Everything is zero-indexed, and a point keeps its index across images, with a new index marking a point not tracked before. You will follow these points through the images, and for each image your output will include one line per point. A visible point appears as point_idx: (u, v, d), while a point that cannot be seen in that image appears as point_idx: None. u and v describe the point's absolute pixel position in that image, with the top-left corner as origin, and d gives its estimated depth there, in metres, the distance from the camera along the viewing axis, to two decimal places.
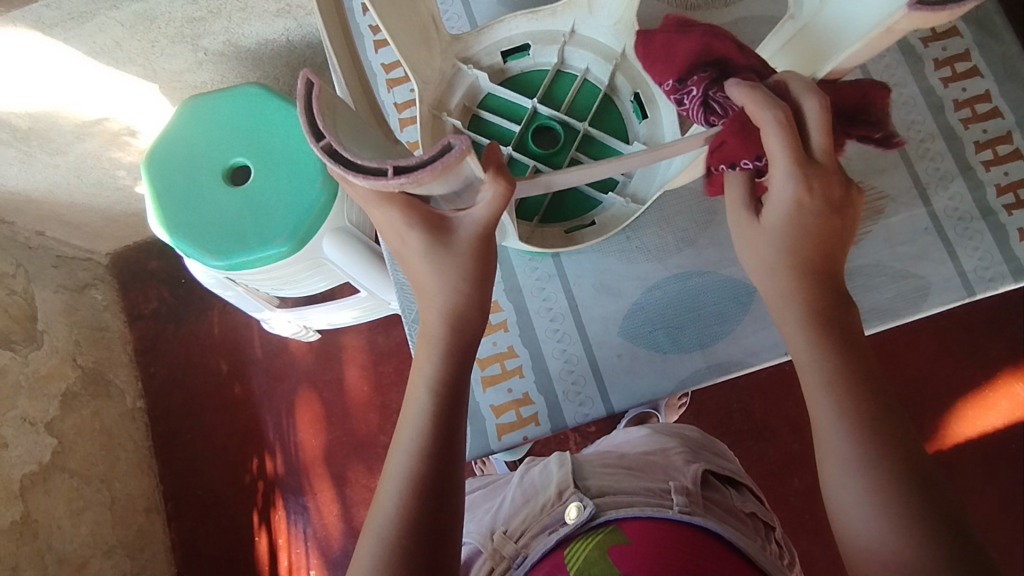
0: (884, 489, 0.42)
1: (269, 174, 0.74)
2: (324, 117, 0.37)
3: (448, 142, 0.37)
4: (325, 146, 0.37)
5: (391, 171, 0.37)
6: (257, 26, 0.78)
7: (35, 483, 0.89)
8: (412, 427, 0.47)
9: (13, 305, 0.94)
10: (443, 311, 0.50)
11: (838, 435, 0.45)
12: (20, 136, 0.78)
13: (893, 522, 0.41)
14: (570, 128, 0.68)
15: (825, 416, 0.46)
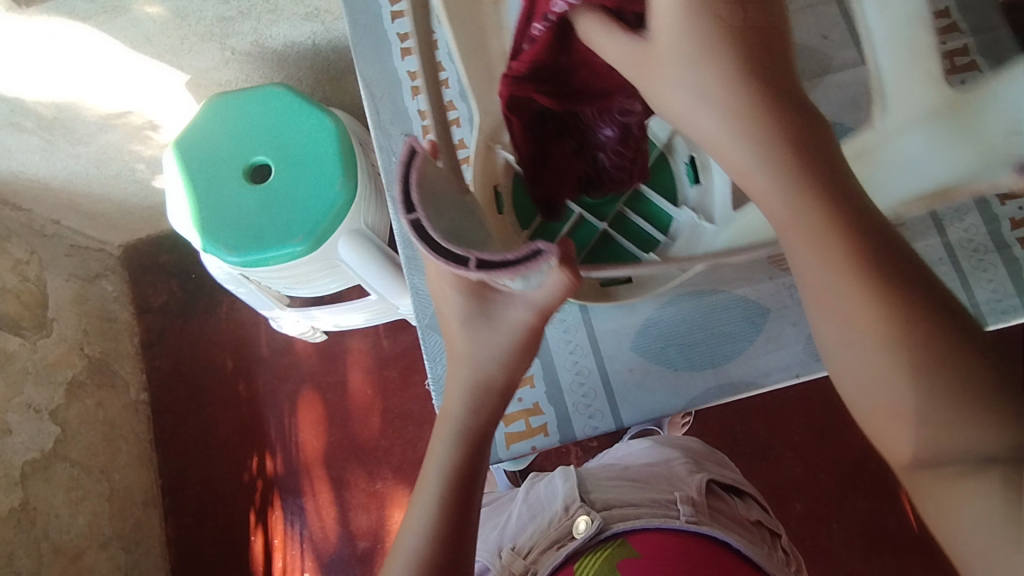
0: (932, 362, 0.27)
1: (289, 173, 0.74)
2: (419, 194, 0.38)
3: (535, 247, 0.38)
4: (414, 221, 0.38)
5: (472, 262, 0.38)
6: (284, 28, 0.79)
7: (36, 471, 0.89)
8: (422, 509, 0.41)
9: (25, 292, 0.94)
10: (468, 383, 0.43)
11: (838, 291, 0.29)
12: (44, 125, 0.80)
13: (955, 411, 0.26)
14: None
15: (824, 273, 0.29)
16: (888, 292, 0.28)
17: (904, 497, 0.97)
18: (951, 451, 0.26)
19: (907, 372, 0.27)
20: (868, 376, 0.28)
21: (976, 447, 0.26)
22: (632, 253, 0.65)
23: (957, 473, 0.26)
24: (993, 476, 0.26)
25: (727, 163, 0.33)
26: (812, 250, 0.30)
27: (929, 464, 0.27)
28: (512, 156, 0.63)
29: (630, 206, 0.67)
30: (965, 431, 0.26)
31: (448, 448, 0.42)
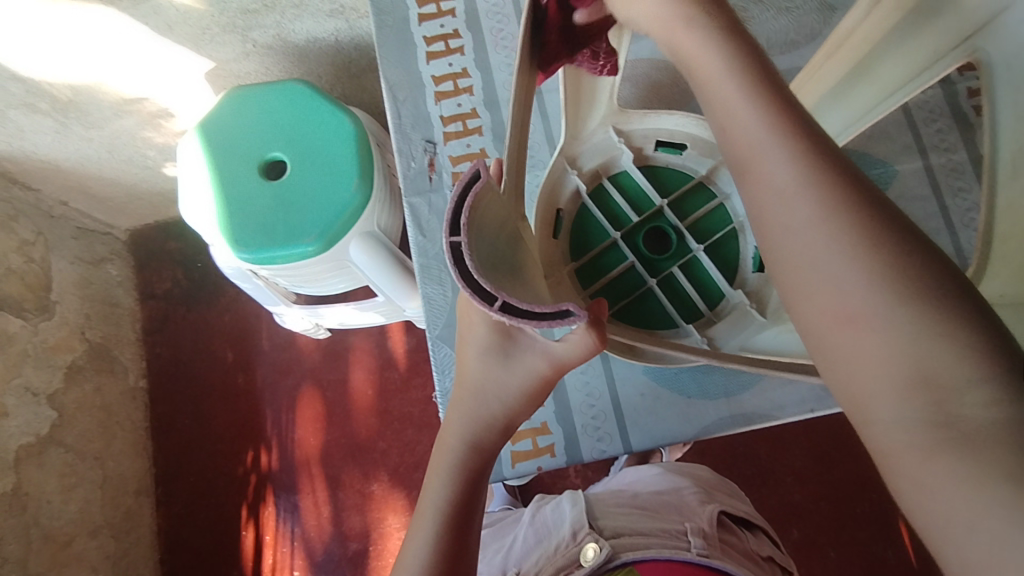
0: (897, 268, 0.24)
1: (304, 171, 0.73)
2: (472, 216, 0.33)
3: (566, 308, 0.33)
4: (453, 243, 0.32)
5: (498, 305, 0.32)
6: (308, 23, 0.78)
7: (29, 455, 0.88)
8: (420, 544, 0.41)
9: (29, 273, 0.93)
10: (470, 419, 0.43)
11: (797, 194, 0.27)
12: (59, 107, 0.79)
13: (923, 325, 0.23)
14: (684, 243, 0.64)
15: (784, 181, 0.27)
16: (835, 190, 0.26)
17: (904, 530, 0.95)
18: (929, 377, 0.23)
19: (869, 283, 0.25)
20: (831, 293, 0.26)
21: (954, 364, 0.23)
22: (671, 316, 0.62)
23: (946, 416, 0.22)
24: (977, 409, 0.22)
25: (687, 65, 0.32)
26: (755, 146, 0.29)
27: (906, 404, 0.23)
28: (582, 186, 0.63)
29: (685, 271, 0.63)
30: (940, 349, 0.23)
31: (446, 487, 0.42)
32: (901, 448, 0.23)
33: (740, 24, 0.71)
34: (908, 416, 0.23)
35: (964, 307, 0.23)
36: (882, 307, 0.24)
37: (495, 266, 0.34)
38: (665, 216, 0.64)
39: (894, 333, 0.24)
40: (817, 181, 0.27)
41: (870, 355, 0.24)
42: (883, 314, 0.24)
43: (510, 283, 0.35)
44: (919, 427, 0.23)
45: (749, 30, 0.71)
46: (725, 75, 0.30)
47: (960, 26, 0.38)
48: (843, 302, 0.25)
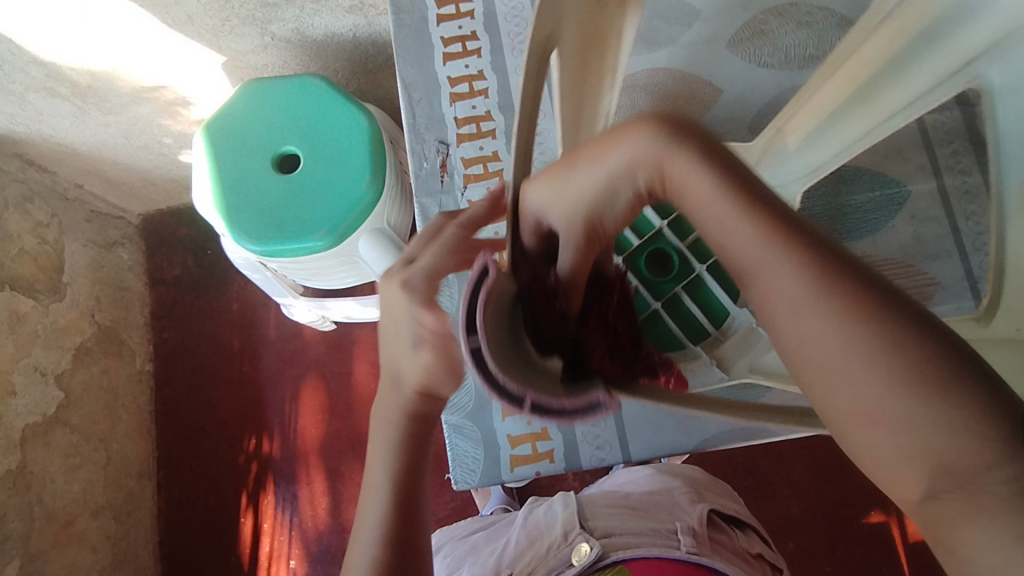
0: (903, 357, 0.23)
1: (318, 166, 0.74)
2: (486, 315, 0.31)
3: (596, 398, 0.33)
4: (473, 348, 0.31)
5: (528, 406, 0.31)
6: (327, 19, 0.78)
7: (35, 434, 0.89)
8: (363, 553, 0.39)
9: (42, 255, 0.94)
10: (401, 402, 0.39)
11: (795, 290, 0.25)
12: (78, 92, 0.79)
13: (936, 417, 0.22)
14: (686, 262, 0.63)
15: (782, 281, 0.25)
16: (832, 281, 0.24)
17: (901, 548, 0.95)
18: (950, 467, 0.22)
19: (876, 378, 0.23)
20: (838, 388, 0.24)
21: (973, 452, 0.22)
22: (678, 338, 0.63)
23: (961, 494, 0.22)
24: (998, 490, 0.21)
25: (650, 163, 0.30)
26: (735, 235, 0.27)
27: (930, 485, 0.23)
28: None
29: (689, 291, 0.64)
30: (958, 439, 0.22)
31: (385, 486, 0.39)
32: (934, 523, 0.23)
33: (760, 36, 0.71)
34: (937, 505, 0.23)
35: (976, 385, 0.22)
36: (893, 402, 0.23)
37: (515, 357, 0.33)
38: (666, 237, 0.63)
39: (915, 431, 0.23)
40: (806, 268, 0.25)
41: (889, 449, 0.23)
42: (893, 413, 0.23)
43: (538, 375, 0.34)
44: (949, 512, 0.22)
45: (768, 43, 0.71)
46: (694, 171, 0.28)
47: (966, 53, 0.39)
48: (854, 399, 0.24)
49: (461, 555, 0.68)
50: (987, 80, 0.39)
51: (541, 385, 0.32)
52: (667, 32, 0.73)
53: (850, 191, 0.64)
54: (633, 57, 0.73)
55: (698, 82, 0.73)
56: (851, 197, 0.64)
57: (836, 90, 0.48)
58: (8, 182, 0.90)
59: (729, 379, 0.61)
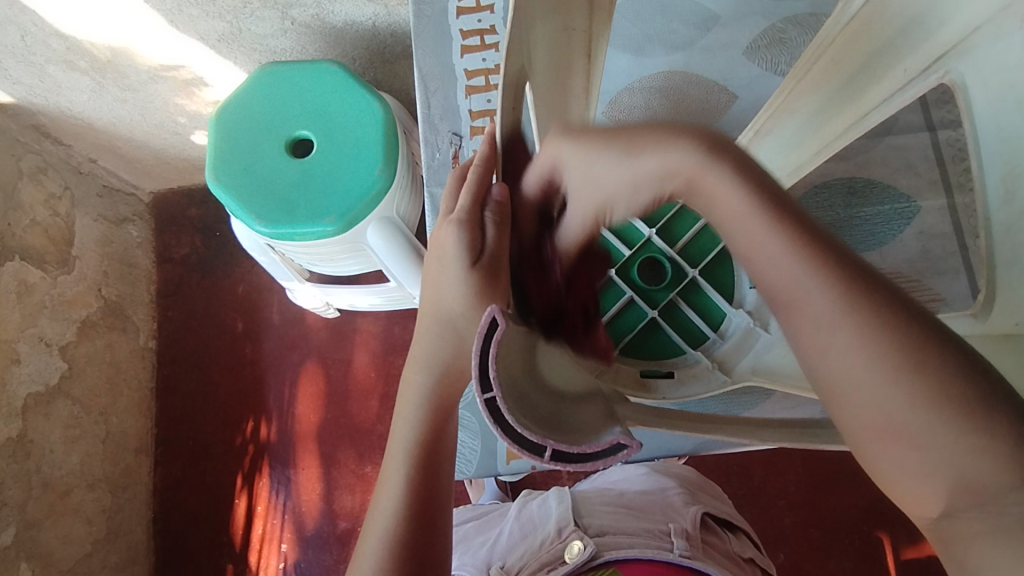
0: (934, 379, 0.27)
1: (332, 152, 0.74)
2: (499, 367, 0.31)
3: (617, 440, 0.32)
4: (488, 401, 0.31)
5: (548, 454, 0.31)
6: (347, 6, 0.78)
7: (37, 404, 0.90)
8: (380, 522, 0.44)
9: (53, 227, 0.95)
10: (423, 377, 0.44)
11: (824, 309, 0.29)
12: (97, 66, 0.80)
13: (963, 441, 0.26)
14: (679, 269, 0.65)
15: (813, 298, 0.29)
16: (858, 298, 0.28)
17: (893, 566, 0.95)
18: (974, 485, 0.26)
19: (910, 404, 0.27)
20: (876, 408, 0.28)
21: (1000, 475, 0.26)
22: (678, 345, 0.64)
23: (980, 514, 0.26)
24: (1022, 513, 0.25)
25: (687, 178, 0.33)
26: (785, 271, 0.30)
27: (953, 502, 0.27)
28: None
29: (684, 297, 0.65)
30: (985, 464, 0.26)
31: (402, 466, 0.44)
32: (955, 537, 0.27)
33: (778, 44, 0.71)
34: (958, 521, 0.27)
35: (999, 410, 0.27)
36: (927, 421, 0.27)
37: (533, 407, 0.33)
38: (655, 245, 0.65)
39: (935, 449, 0.27)
40: (851, 305, 0.28)
41: (918, 471, 0.27)
42: (926, 432, 0.27)
43: (561, 412, 0.34)
44: (965, 530, 0.27)
45: (786, 52, 0.71)
46: (733, 193, 0.31)
47: (939, 49, 0.42)
48: (891, 419, 0.28)
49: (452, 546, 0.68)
50: (956, 76, 0.41)
51: (563, 432, 0.32)
52: (686, 34, 0.73)
53: (860, 205, 0.65)
54: (650, 59, 0.73)
55: (712, 87, 0.73)
56: (862, 210, 0.65)
57: (825, 85, 0.54)
58: (23, 153, 0.91)
59: (732, 382, 0.59)
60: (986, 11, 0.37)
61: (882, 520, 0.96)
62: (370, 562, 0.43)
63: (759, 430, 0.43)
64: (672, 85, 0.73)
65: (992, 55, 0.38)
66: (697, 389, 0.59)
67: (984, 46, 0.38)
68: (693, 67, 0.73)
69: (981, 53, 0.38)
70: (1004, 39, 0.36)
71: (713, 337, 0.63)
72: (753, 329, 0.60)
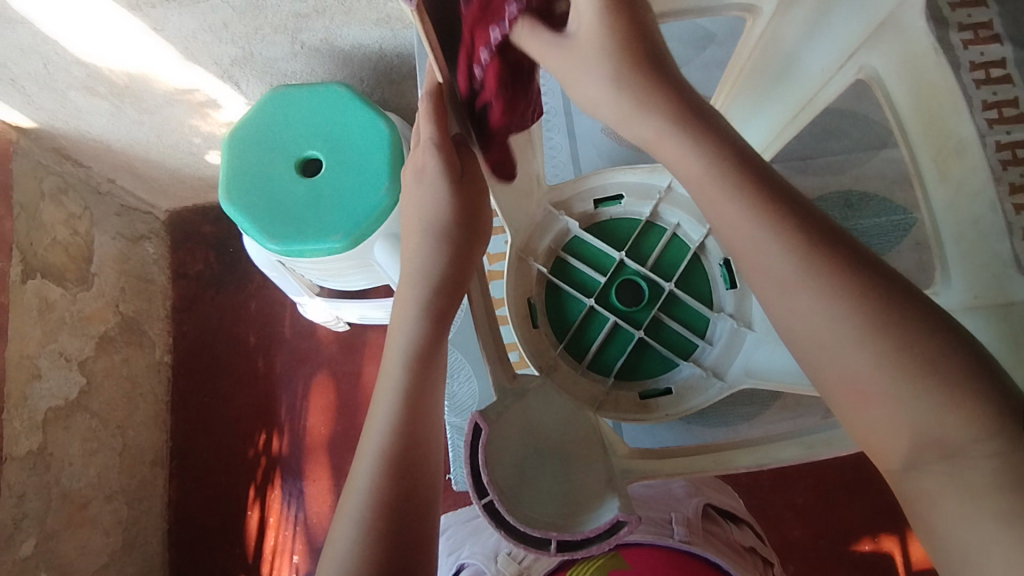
0: (896, 333, 0.29)
1: (339, 169, 0.77)
2: (489, 473, 0.40)
3: (618, 519, 0.39)
4: (486, 504, 0.40)
5: (555, 546, 0.39)
6: (355, 30, 0.80)
7: (57, 418, 0.92)
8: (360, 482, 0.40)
9: (72, 245, 0.98)
10: (405, 360, 0.42)
11: (780, 259, 0.31)
12: (116, 92, 0.84)
13: (926, 398, 0.28)
14: (655, 284, 0.65)
15: (769, 251, 0.32)
16: (814, 248, 0.31)
17: None
18: (938, 443, 0.27)
19: (870, 361, 0.29)
20: (841, 372, 0.30)
21: (961, 424, 0.27)
22: (669, 358, 0.64)
23: (951, 465, 0.27)
24: (984, 465, 0.26)
25: (653, 142, 0.36)
26: (744, 228, 0.32)
27: (923, 459, 0.28)
28: (545, 269, 0.65)
29: (666, 311, 0.65)
30: (953, 421, 0.27)
31: (386, 421, 0.41)
32: (923, 491, 0.28)
33: None
34: (924, 474, 0.28)
35: (962, 363, 0.28)
36: (887, 371, 0.28)
37: (542, 507, 0.41)
38: (629, 267, 0.66)
39: (903, 404, 0.28)
40: (809, 258, 0.31)
41: (888, 426, 0.29)
42: (887, 391, 0.28)
43: (570, 495, 0.42)
44: (929, 484, 0.27)
45: None
46: (694, 161, 0.34)
47: (851, 43, 0.44)
48: (853, 381, 0.30)
49: (463, 535, 0.69)
50: (871, 70, 0.43)
51: (565, 523, 0.40)
52: (683, 53, 0.74)
53: (858, 216, 0.70)
54: None
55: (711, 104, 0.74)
56: (859, 221, 0.69)
57: (796, 43, 0.48)
58: (45, 175, 0.95)
59: (729, 386, 0.60)
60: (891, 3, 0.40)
61: (889, 532, 0.96)
62: (352, 524, 0.39)
63: (772, 450, 0.44)
64: None
65: (898, 44, 0.40)
66: (697, 402, 0.61)
67: (893, 30, 0.40)
68: (690, 85, 0.74)
69: (887, 41, 0.41)
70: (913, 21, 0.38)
71: (702, 344, 0.63)
72: (739, 333, 0.61)
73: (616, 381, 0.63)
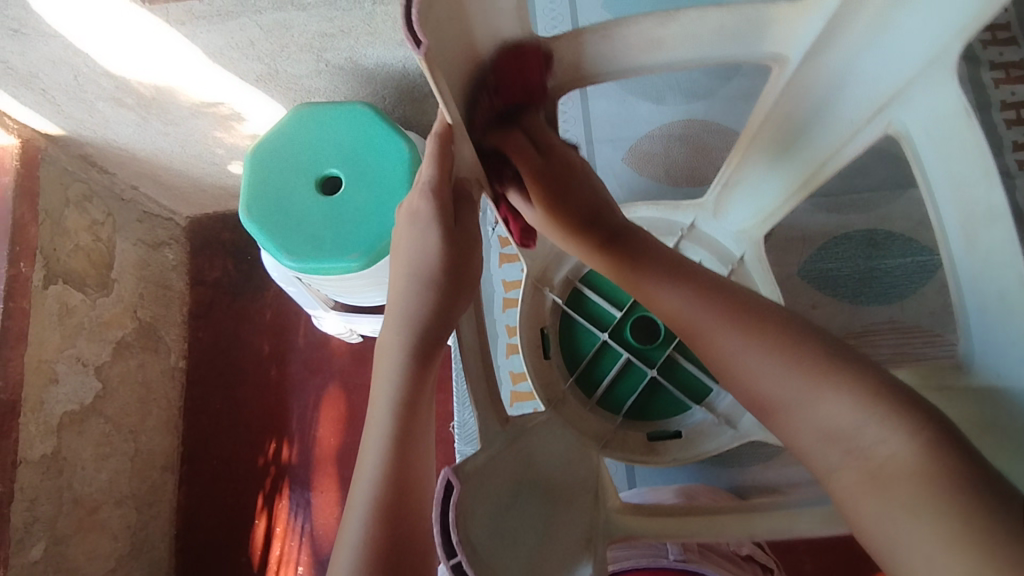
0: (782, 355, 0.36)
1: (357, 187, 0.77)
2: (462, 531, 0.33)
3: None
4: (455, 565, 0.32)
5: None
6: (379, 50, 0.81)
7: (72, 422, 0.93)
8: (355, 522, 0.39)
9: (94, 251, 0.99)
10: (400, 395, 0.41)
11: (691, 312, 0.40)
12: (143, 103, 0.85)
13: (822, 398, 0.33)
14: (672, 324, 0.65)
15: (682, 308, 0.41)
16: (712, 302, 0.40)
17: None
18: (842, 431, 0.32)
19: (772, 378, 0.35)
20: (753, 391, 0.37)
21: (852, 411, 0.32)
22: (680, 400, 0.64)
23: (856, 449, 0.32)
24: (882, 443, 0.30)
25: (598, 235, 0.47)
26: (665, 297, 0.42)
27: (833, 455, 0.33)
28: (560, 299, 0.65)
29: (681, 352, 0.65)
30: (846, 408, 0.32)
31: (379, 459, 0.40)
32: (848, 491, 0.32)
33: None
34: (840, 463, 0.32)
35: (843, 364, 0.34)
36: (782, 379, 0.35)
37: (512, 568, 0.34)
38: (646, 303, 0.65)
39: (807, 405, 0.34)
40: (713, 308, 0.40)
41: (806, 426, 0.34)
42: (792, 398, 0.34)
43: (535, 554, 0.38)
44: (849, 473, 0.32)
45: None
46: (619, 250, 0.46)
47: (882, 102, 0.44)
48: (762, 395, 0.36)
49: None
50: (899, 125, 0.43)
51: None
52: (706, 83, 0.75)
53: (882, 256, 0.72)
54: (670, 106, 0.75)
55: (732, 136, 0.74)
56: (883, 260, 0.72)
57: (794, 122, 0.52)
58: (71, 181, 0.96)
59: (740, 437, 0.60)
60: (918, 64, 0.40)
61: None
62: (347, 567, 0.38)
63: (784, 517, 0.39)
64: (693, 132, 0.75)
65: (925, 106, 0.40)
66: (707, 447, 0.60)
67: (921, 92, 0.40)
68: (713, 116, 0.75)
69: (915, 102, 0.41)
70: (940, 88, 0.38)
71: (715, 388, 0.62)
72: None
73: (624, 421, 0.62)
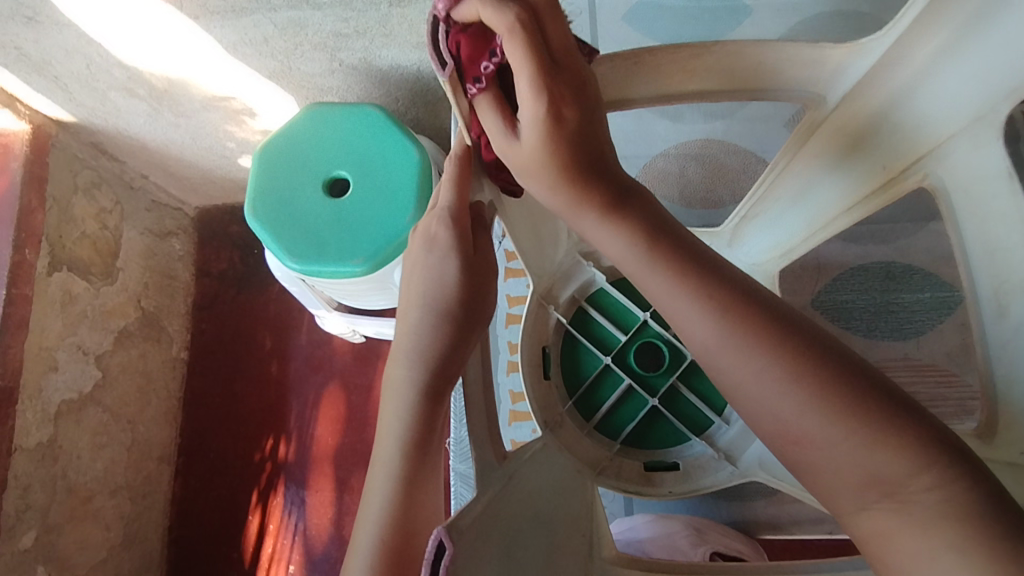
0: (815, 387, 0.30)
1: (366, 191, 0.76)
2: None
3: None
4: None
5: None
6: (394, 52, 0.80)
7: (70, 411, 0.93)
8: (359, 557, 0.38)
9: (101, 239, 0.99)
10: (405, 428, 0.41)
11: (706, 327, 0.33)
12: (155, 94, 0.84)
13: (859, 439, 0.29)
14: (676, 351, 0.63)
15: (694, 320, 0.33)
16: (733, 311, 0.32)
17: None
18: (879, 479, 0.29)
19: (801, 411, 0.30)
20: (776, 423, 0.31)
21: (902, 460, 0.28)
22: (680, 431, 0.63)
23: (894, 502, 0.28)
24: (926, 496, 0.27)
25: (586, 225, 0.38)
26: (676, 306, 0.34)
27: (867, 497, 0.29)
28: (563, 317, 0.63)
29: (684, 382, 0.63)
30: (888, 458, 0.28)
31: (385, 493, 0.40)
32: (879, 538, 0.29)
33: None
34: (871, 513, 0.29)
35: (878, 400, 0.30)
36: (819, 422, 0.30)
37: None
38: (652, 329, 0.64)
39: (838, 446, 0.29)
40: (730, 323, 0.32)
41: (830, 470, 0.30)
42: (823, 445, 0.30)
43: None
44: (881, 524, 0.29)
45: None
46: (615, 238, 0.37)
47: (915, 153, 0.43)
48: (793, 430, 0.30)
49: None
50: (937, 179, 0.42)
51: None
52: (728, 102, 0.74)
53: (899, 290, 0.71)
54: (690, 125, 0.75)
55: (752, 158, 0.75)
56: (900, 295, 0.70)
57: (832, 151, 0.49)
58: (81, 168, 0.96)
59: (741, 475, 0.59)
60: (961, 120, 0.39)
61: None
62: None
63: None
64: (711, 152, 0.76)
65: (970, 161, 0.39)
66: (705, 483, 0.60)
67: (958, 152, 0.40)
68: (733, 136, 0.75)
69: (954, 159, 0.40)
70: (984, 149, 0.38)
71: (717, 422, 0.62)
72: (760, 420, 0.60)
73: (622, 448, 0.62)
